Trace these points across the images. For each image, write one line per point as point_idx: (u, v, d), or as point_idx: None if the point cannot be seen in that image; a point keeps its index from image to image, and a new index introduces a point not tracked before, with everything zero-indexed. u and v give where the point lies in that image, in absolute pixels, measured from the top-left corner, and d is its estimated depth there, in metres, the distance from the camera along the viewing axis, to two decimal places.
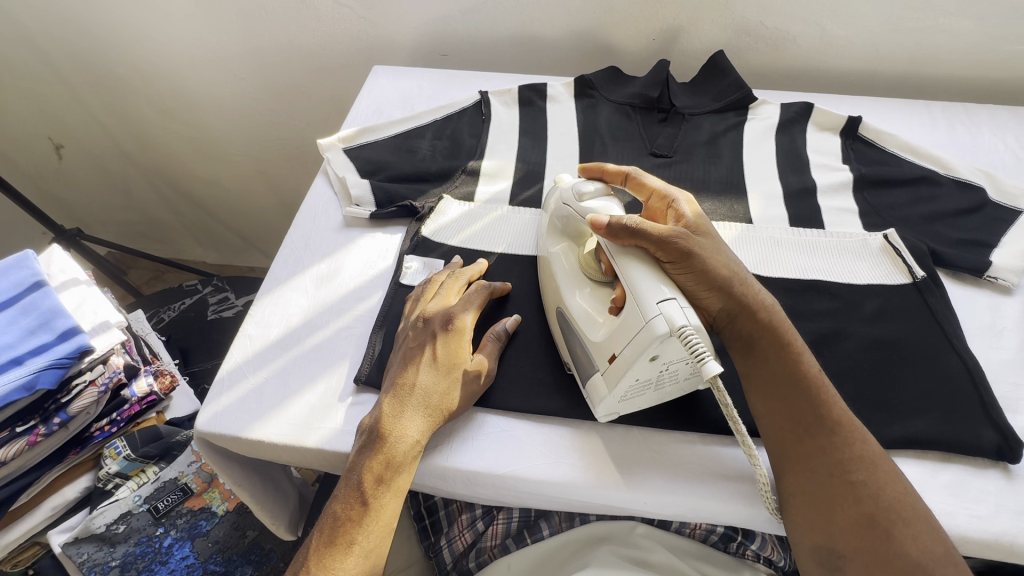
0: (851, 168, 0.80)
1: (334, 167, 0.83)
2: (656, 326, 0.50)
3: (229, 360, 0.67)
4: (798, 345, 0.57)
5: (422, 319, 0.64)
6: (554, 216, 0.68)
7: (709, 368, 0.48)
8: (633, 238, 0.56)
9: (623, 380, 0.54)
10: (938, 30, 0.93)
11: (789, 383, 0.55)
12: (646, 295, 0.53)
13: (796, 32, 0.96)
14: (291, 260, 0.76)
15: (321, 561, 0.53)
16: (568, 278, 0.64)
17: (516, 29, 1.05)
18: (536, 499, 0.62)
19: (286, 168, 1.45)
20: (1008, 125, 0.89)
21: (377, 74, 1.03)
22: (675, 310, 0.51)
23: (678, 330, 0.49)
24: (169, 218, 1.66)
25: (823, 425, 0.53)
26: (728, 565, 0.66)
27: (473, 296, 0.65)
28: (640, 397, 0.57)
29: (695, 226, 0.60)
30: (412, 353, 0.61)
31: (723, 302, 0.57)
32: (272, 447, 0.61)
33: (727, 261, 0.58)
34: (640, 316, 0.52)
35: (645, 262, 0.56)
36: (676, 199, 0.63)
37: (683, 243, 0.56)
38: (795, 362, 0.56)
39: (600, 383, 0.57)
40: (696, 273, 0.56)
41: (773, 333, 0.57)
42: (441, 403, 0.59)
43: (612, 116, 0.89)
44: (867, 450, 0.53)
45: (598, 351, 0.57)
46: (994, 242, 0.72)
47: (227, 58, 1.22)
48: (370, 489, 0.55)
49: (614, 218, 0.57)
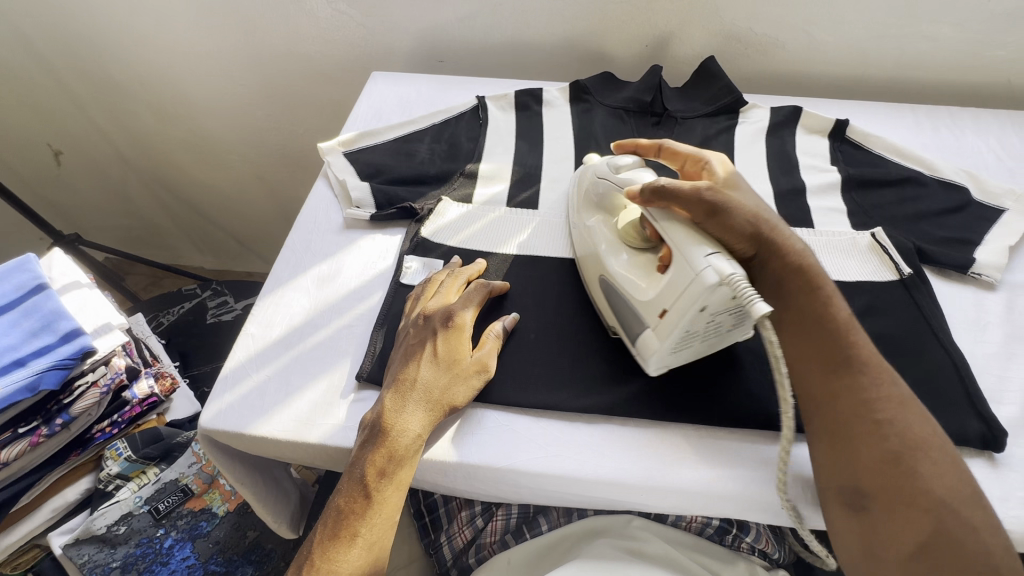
0: (839, 170, 0.83)
1: (334, 170, 0.85)
2: (705, 277, 0.52)
3: (232, 359, 0.68)
4: (828, 291, 0.59)
5: (423, 317, 0.65)
6: (588, 192, 0.71)
7: (758, 309, 0.50)
8: (661, 201, 0.59)
9: (675, 330, 0.56)
10: (921, 37, 0.96)
11: (818, 324, 0.58)
12: (690, 252, 0.54)
13: (783, 38, 0.99)
14: (293, 262, 0.77)
15: (325, 553, 0.55)
16: (608, 244, 0.66)
17: (512, 36, 1.07)
18: (536, 491, 0.63)
19: (284, 172, 1.46)
20: (989, 127, 0.92)
21: (375, 80, 1.05)
22: (721, 262, 0.53)
23: (728, 279, 0.51)
24: (168, 223, 1.67)
25: (850, 365, 0.56)
26: (723, 557, 0.68)
27: (473, 294, 0.67)
28: (687, 348, 0.60)
29: (724, 182, 0.64)
30: (414, 350, 0.63)
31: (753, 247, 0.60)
32: (276, 444, 0.62)
33: (755, 205, 0.62)
34: (687, 272, 0.54)
35: (680, 222, 0.57)
36: (710, 161, 0.67)
37: (710, 198, 0.57)
38: (826, 304, 0.58)
39: (651, 339, 0.59)
40: (726, 225, 0.58)
41: (804, 276, 0.59)
42: (443, 398, 0.60)
43: (606, 120, 0.91)
44: (894, 392, 0.54)
45: (646, 308, 0.58)
46: (977, 240, 0.74)
47: (228, 64, 1.23)
48: (372, 483, 0.56)
49: (647, 185, 0.60)
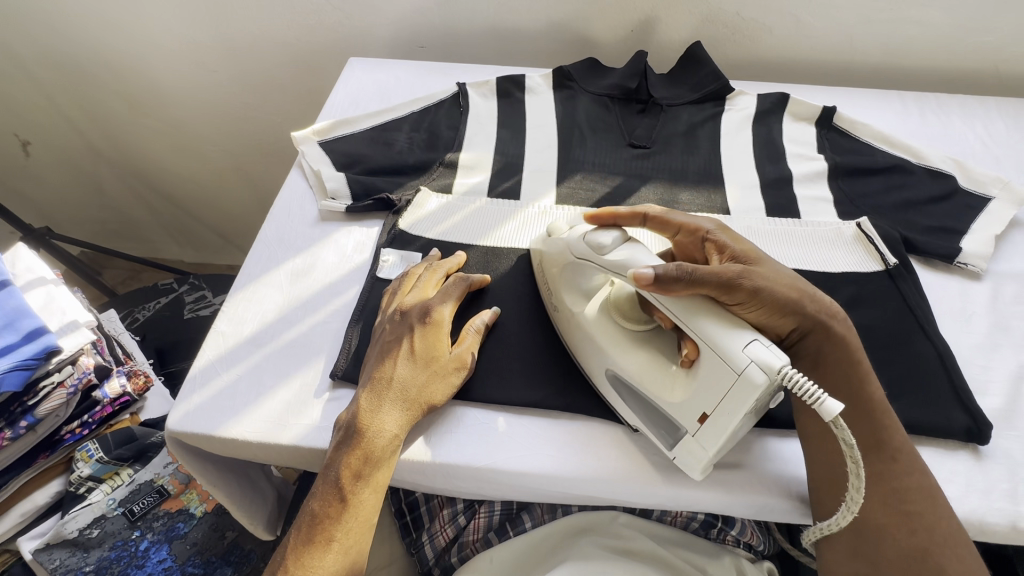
0: (826, 158, 0.81)
1: (308, 160, 0.82)
2: (753, 376, 0.48)
3: (201, 358, 0.65)
4: (865, 371, 0.56)
5: (399, 312, 0.63)
6: (567, 269, 0.63)
7: (827, 408, 0.47)
8: (692, 287, 0.52)
9: (723, 434, 0.52)
10: (909, 21, 0.94)
11: (854, 404, 0.55)
12: (727, 344, 0.50)
13: (771, 23, 0.97)
14: (266, 255, 0.74)
15: (300, 560, 0.53)
16: (612, 337, 0.59)
17: (494, 21, 1.04)
18: (517, 490, 0.61)
19: (262, 163, 1.41)
20: (976, 115, 0.91)
21: (352, 66, 1.01)
22: (763, 351, 0.49)
23: (780, 373, 0.48)
24: (144, 216, 1.62)
25: (882, 449, 0.53)
26: (707, 551, 0.67)
27: (452, 288, 0.65)
28: (729, 445, 0.55)
29: (741, 255, 0.58)
30: (390, 347, 0.61)
31: (795, 324, 0.56)
32: (247, 445, 0.59)
33: (786, 278, 0.56)
34: (729, 370, 0.49)
35: (712, 311, 0.52)
36: (710, 230, 0.61)
37: (746, 279, 0.53)
38: (863, 388, 0.55)
39: (693, 445, 0.54)
40: (764, 305, 0.54)
41: (846, 352, 0.56)
42: (419, 396, 0.58)
43: (590, 107, 0.88)
44: (923, 481, 0.52)
45: (684, 411, 0.54)
46: (963, 229, 0.73)
47: (199, 50, 1.19)
48: (348, 485, 0.55)
49: (657, 270, 0.52)
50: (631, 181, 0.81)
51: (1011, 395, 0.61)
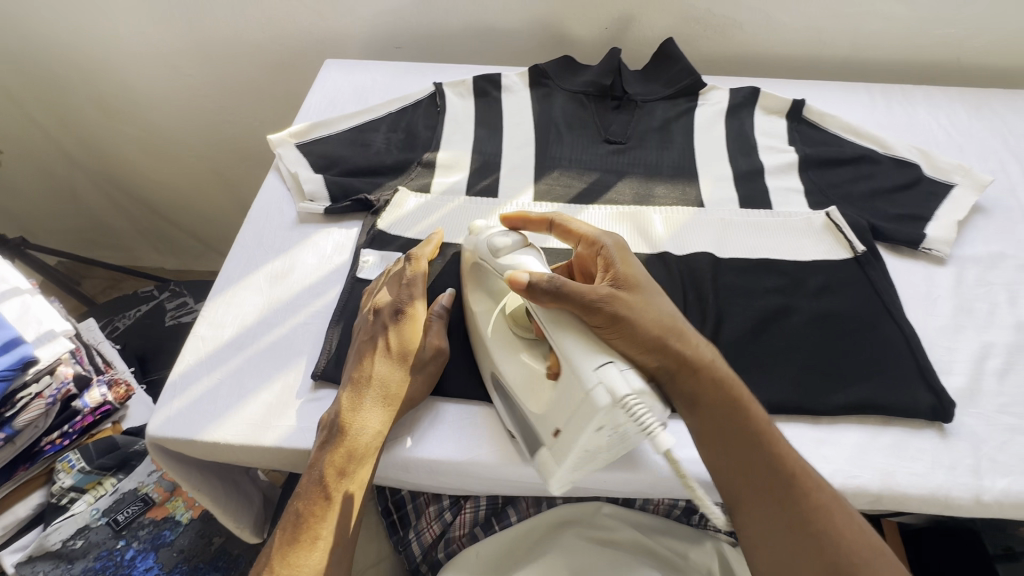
0: (796, 150, 0.83)
1: (286, 162, 0.82)
2: (596, 399, 0.48)
3: (181, 363, 0.65)
4: (746, 403, 0.54)
5: (373, 310, 0.64)
6: (473, 271, 0.64)
7: (662, 440, 0.47)
8: (557, 301, 0.52)
9: (572, 453, 0.52)
10: (875, 16, 0.97)
11: (738, 435, 0.53)
12: (580, 364, 0.50)
13: (742, 19, 0.99)
14: (245, 258, 0.74)
15: (286, 559, 0.53)
16: (500, 342, 0.60)
17: (470, 20, 1.05)
18: (498, 484, 0.62)
19: (241, 167, 1.40)
20: (941, 105, 0.93)
21: (329, 69, 1.01)
22: (615, 376, 0.48)
23: (621, 401, 0.47)
24: (122, 224, 1.59)
25: (777, 478, 0.51)
26: (690, 537, 0.69)
27: (418, 280, 0.65)
28: (591, 462, 0.55)
29: (623, 278, 0.56)
30: (366, 347, 0.61)
31: (661, 360, 0.53)
32: (230, 449, 0.60)
33: (657, 308, 0.55)
34: (578, 387, 0.49)
35: (575, 330, 0.52)
36: (605, 246, 0.59)
37: (609, 305, 0.52)
38: (746, 414, 0.53)
39: (549, 459, 0.55)
40: (631, 335, 0.52)
41: (718, 386, 0.54)
42: (399, 392, 0.59)
43: (566, 105, 0.89)
44: (822, 498, 0.50)
45: (541, 423, 0.54)
46: (928, 216, 0.76)
47: (173, 54, 1.18)
48: (332, 482, 0.55)
49: (532, 279, 0.53)
50: (607, 176, 0.82)
51: (974, 374, 0.64)
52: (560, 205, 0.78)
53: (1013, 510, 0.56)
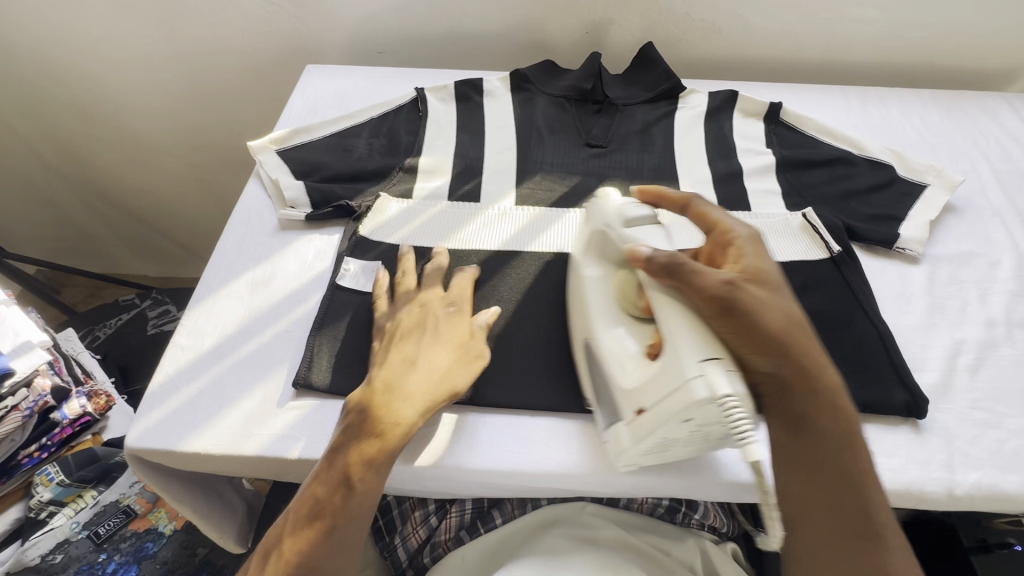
0: (773, 152, 0.85)
1: (266, 169, 0.82)
2: (695, 390, 0.48)
3: (160, 373, 0.64)
4: (847, 413, 0.54)
5: (419, 304, 0.66)
6: (594, 241, 0.63)
7: (752, 450, 0.48)
8: (672, 279, 0.53)
9: (649, 434, 0.53)
10: (849, 20, 0.99)
11: (832, 452, 0.52)
12: (685, 352, 0.50)
13: (720, 23, 1.01)
14: (225, 266, 0.74)
15: (298, 539, 0.53)
16: (601, 311, 0.60)
17: (451, 24, 1.05)
18: (484, 487, 0.64)
19: (224, 173, 1.39)
20: (914, 107, 0.95)
21: (310, 74, 1.01)
22: (718, 375, 0.49)
23: (720, 398, 0.48)
24: (103, 231, 1.57)
25: (858, 499, 0.51)
26: (671, 534, 0.70)
27: (460, 287, 0.69)
28: (668, 449, 0.56)
29: (755, 272, 0.56)
30: (413, 334, 0.63)
31: (776, 366, 0.53)
32: (211, 459, 0.59)
33: (783, 308, 0.54)
34: (675, 374, 0.50)
35: (685, 314, 0.52)
36: (740, 237, 0.58)
37: (727, 296, 0.52)
38: (845, 429, 0.53)
39: (624, 433, 0.56)
40: (744, 332, 0.51)
41: (829, 399, 0.54)
42: (442, 385, 0.60)
43: (548, 109, 0.90)
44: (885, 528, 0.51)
45: (626, 399, 0.55)
46: (902, 216, 0.77)
47: (152, 59, 1.17)
48: (357, 471, 0.55)
49: (658, 256, 0.54)
50: (588, 180, 0.83)
51: (947, 371, 0.65)
52: (541, 209, 0.79)
53: (984, 503, 0.57)
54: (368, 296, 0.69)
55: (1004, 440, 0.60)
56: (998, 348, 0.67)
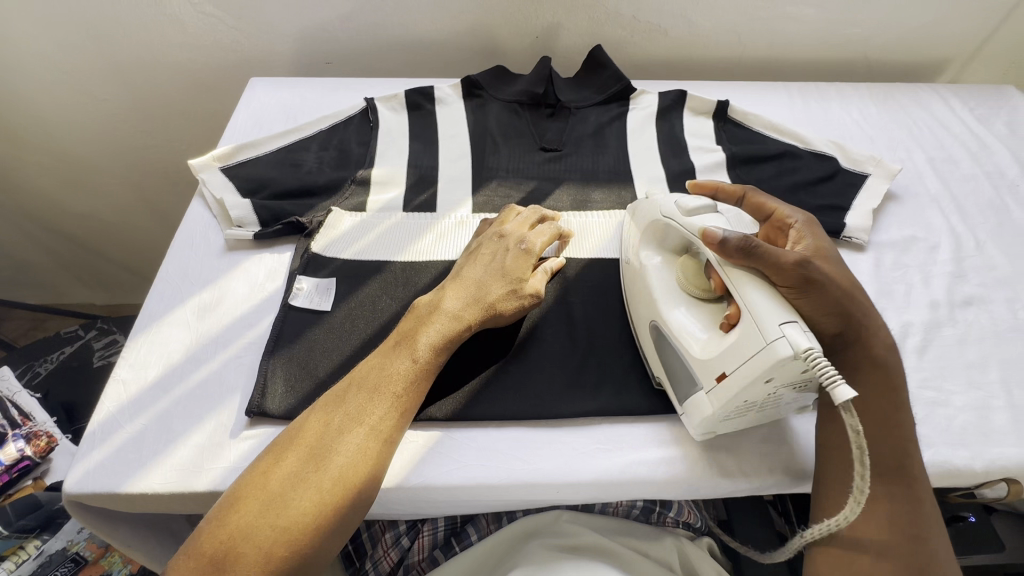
0: (723, 149, 0.86)
1: (210, 188, 0.78)
2: (779, 349, 0.48)
3: (100, 410, 0.60)
4: (897, 381, 0.56)
5: (500, 234, 0.69)
6: (657, 229, 0.64)
7: (840, 394, 0.45)
8: (749, 258, 0.53)
9: (732, 398, 0.52)
10: (787, 19, 1.02)
11: (888, 429, 0.54)
12: (765, 316, 0.50)
13: (666, 25, 1.02)
14: (168, 292, 0.70)
15: (330, 400, 0.57)
16: (664, 291, 0.61)
17: (399, 32, 1.03)
18: (453, 506, 0.60)
19: (171, 192, 1.33)
20: (852, 100, 0.99)
21: (254, 87, 0.97)
22: (798, 333, 0.48)
23: (805, 354, 0.47)
24: (40, 262, 1.47)
25: (908, 475, 0.53)
26: (649, 535, 0.69)
27: (546, 229, 0.70)
28: (741, 417, 0.56)
29: (815, 248, 0.60)
30: (487, 257, 0.67)
31: (841, 326, 0.56)
32: (159, 499, 0.56)
33: (847, 277, 0.58)
34: (758, 339, 0.50)
35: (765, 287, 0.52)
36: (797, 220, 0.62)
37: (805, 268, 0.53)
38: (900, 413, 0.55)
39: (704, 402, 0.55)
40: (819, 301, 0.54)
41: (882, 373, 0.56)
42: (484, 299, 0.64)
43: (501, 115, 0.89)
44: (926, 505, 0.52)
45: (704, 368, 0.55)
46: (847, 206, 0.80)
47: (84, 76, 1.10)
48: (398, 349, 0.60)
49: (733, 237, 0.53)
50: (545, 184, 0.83)
51: (896, 353, 0.67)
52: None
53: (939, 479, 0.59)
54: (323, 315, 0.67)
55: (952, 417, 0.62)
56: (942, 328, 0.70)
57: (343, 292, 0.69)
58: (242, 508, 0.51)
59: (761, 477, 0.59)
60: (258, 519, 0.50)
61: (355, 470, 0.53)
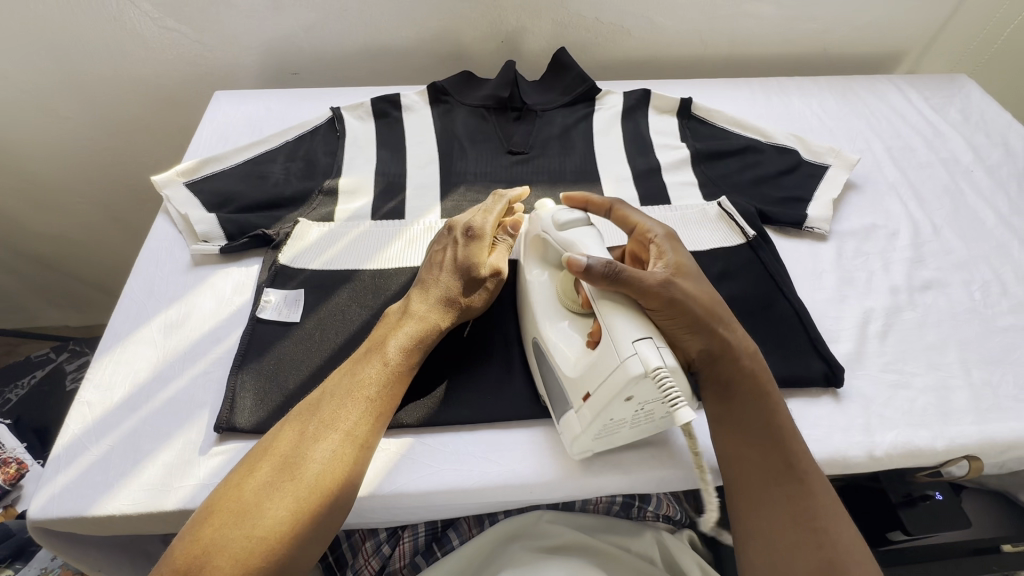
0: (688, 145, 0.88)
1: (174, 204, 0.77)
2: (630, 367, 0.49)
3: (65, 433, 0.59)
4: (765, 387, 0.57)
5: (448, 230, 0.70)
6: (537, 245, 0.64)
7: (683, 415, 0.48)
8: (610, 283, 0.53)
9: (598, 415, 0.53)
10: (747, 16, 1.04)
11: (763, 436, 0.55)
12: (621, 335, 0.51)
13: (629, 26, 1.04)
14: (134, 310, 0.69)
15: (291, 419, 0.57)
16: (545, 308, 0.61)
17: (364, 41, 1.03)
18: (427, 512, 0.60)
19: (141, 210, 1.32)
20: (812, 93, 1.02)
21: (219, 101, 0.97)
22: (650, 350, 0.50)
23: (653, 372, 0.49)
24: (9, 287, 1.44)
25: (792, 474, 0.54)
26: (629, 531, 0.70)
27: (495, 206, 0.71)
28: (613, 434, 0.56)
29: (676, 265, 0.59)
30: (441, 256, 0.68)
31: (705, 342, 0.56)
32: (128, 521, 0.55)
33: (706, 293, 0.58)
34: (613, 358, 0.51)
35: (624, 309, 0.53)
36: (657, 235, 0.62)
37: (667, 289, 0.54)
38: (770, 418, 0.56)
39: (574, 422, 0.56)
40: (675, 318, 0.55)
41: (751, 382, 0.57)
42: (451, 295, 0.65)
43: (468, 120, 0.90)
44: (822, 503, 0.53)
45: (572, 387, 0.55)
46: (808, 197, 0.82)
47: (45, 96, 1.09)
48: (364, 355, 0.61)
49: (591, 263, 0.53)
50: (513, 187, 0.83)
51: (859, 339, 0.69)
52: None
53: (903, 460, 0.60)
54: (292, 327, 0.67)
55: (914, 399, 0.64)
56: (903, 313, 0.72)
57: (312, 303, 0.69)
58: (214, 522, 0.50)
59: None
60: (233, 531, 0.49)
61: (333, 472, 0.53)
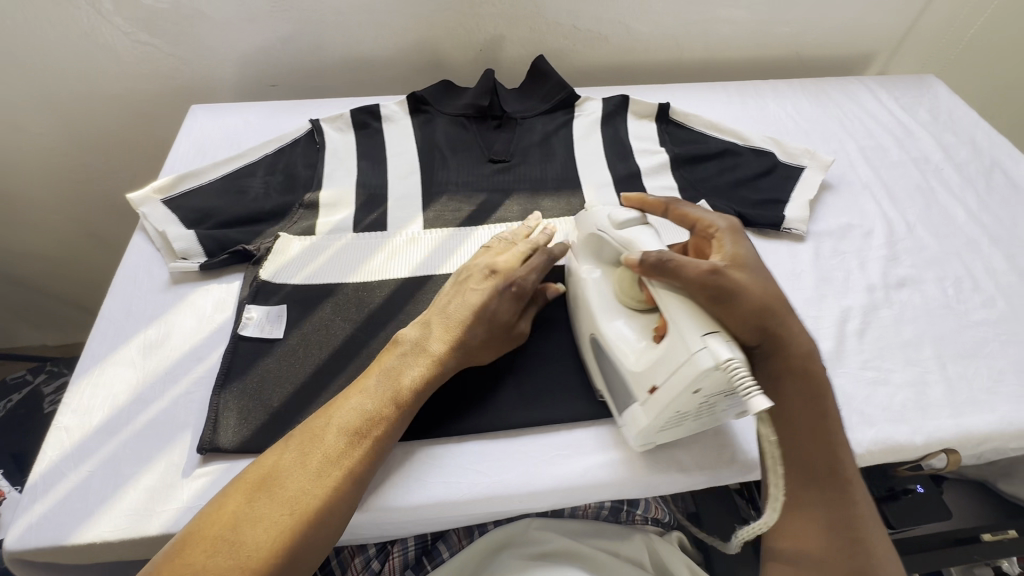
0: (667, 150, 0.89)
1: (151, 222, 0.76)
2: (701, 360, 0.49)
3: (43, 460, 0.58)
4: (822, 384, 0.58)
5: (491, 268, 0.66)
6: (591, 243, 0.66)
7: (757, 403, 0.47)
8: (672, 277, 0.54)
9: (664, 409, 0.53)
10: (721, 21, 1.06)
11: (817, 431, 0.56)
12: (687, 328, 0.52)
13: (606, 33, 1.05)
14: (112, 331, 0.68)
15: (297, 441, 0.55)
16: (603, 303, 0.62)
17: (342, 52, 1.03)
18: (428, 524, 0.60)
19: (118, 225, 1.29)
20: (786, 95, 1.04)
21: (195, 115, 0.96)
22: (719, 344, 0.50)
23: (725, 364, 0.49)
24: None
25: (837, 475, 0.55)
26: (617, 534, 0.71)
27: (541, 260, 0.68)
28: (676, 427, 0.57)
29: (734, 257, 0.58)
30: (474, 293, 0.65)
31: (761, 338, 0.56)
32: (109, 548, 0.54)
33: (765, 287, 0.57)
34: (682, 350, 0.51)
35: (686, 303, 0.53)
36: (719, 229, 0.61)
37: (724, 283, 0.54)
38: (823, 415, 0.57)
39: (639, 415, 0.56)
40: (735, 312, 0.54)
41: (806, 377, 0.57)
42: (470, 346, 0.63)
43: (448, 129, 0.90)
44: (859, 506, 0.55)
45: (637, 381, 0.56)
46: (785, 199, 0.83)
47: (15, 113, 1.06)
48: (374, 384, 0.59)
49: (652, 259, 0.55)
50: (495, 196, 0.83)
51: (839, 337, 0.70)
52: (450, 230, 0.78)
53: (885, 455, 0.62)
54: (274, 343, 0.66)
55: (893, 394, 0.65)
56: (880, 310, 0.73)
57: (295, 319, 0.68)
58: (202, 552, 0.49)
59: (716, 470, 0.61)
60: (224, 560, 0.48)
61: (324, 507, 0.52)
